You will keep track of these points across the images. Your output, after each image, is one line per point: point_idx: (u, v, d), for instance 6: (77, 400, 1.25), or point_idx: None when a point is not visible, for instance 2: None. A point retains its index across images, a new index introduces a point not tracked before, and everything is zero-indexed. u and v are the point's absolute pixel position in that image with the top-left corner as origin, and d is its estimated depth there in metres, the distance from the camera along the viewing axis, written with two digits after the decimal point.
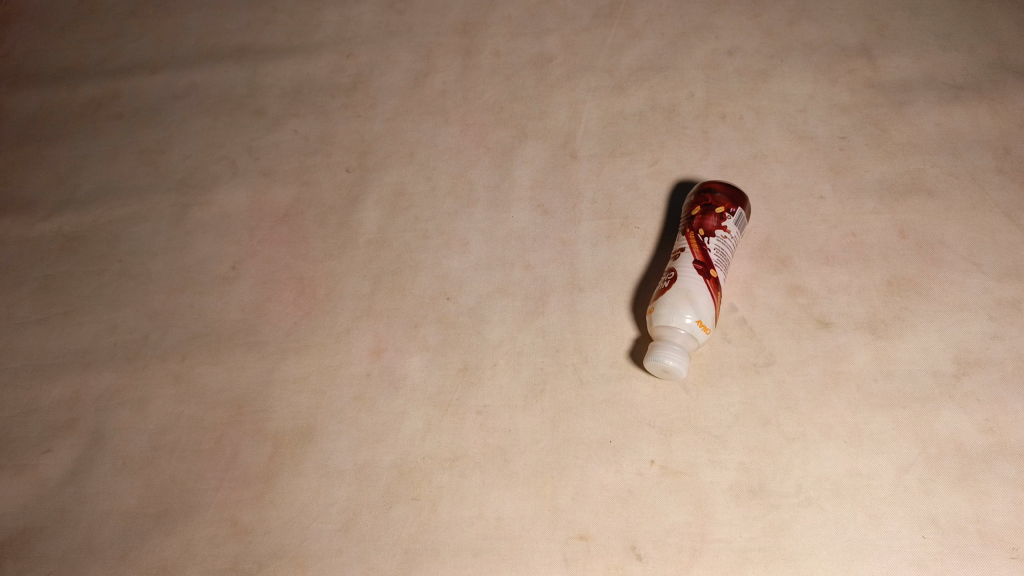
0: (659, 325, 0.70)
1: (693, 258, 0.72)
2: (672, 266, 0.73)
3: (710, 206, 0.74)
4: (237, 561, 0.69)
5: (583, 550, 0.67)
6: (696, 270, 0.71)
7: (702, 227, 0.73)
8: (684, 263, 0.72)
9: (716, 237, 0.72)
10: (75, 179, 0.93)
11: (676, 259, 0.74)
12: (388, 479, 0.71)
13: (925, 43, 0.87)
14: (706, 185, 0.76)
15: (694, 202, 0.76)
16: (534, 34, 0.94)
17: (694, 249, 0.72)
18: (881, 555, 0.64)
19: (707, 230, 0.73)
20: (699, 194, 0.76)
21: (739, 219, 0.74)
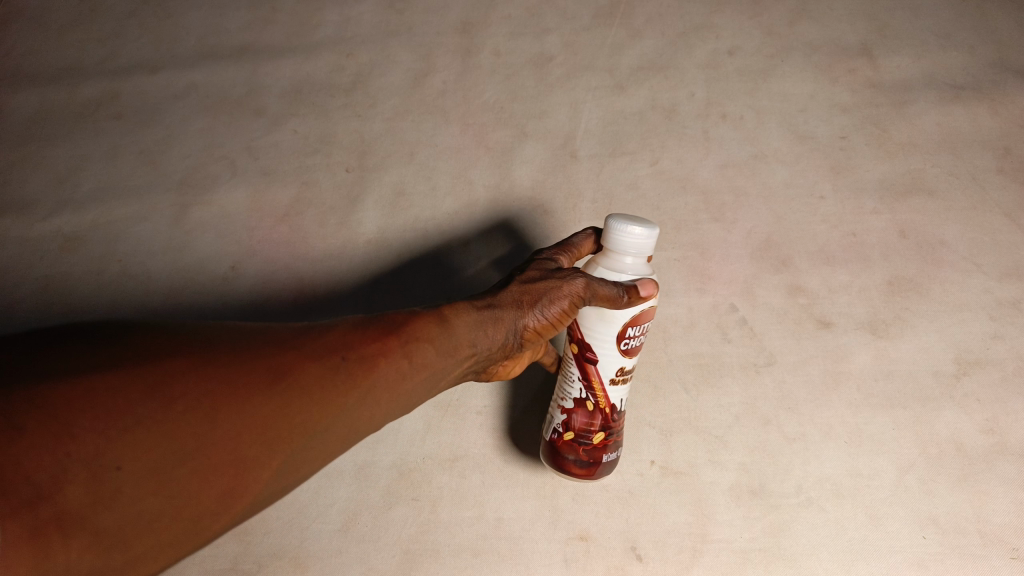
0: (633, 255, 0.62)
1: (616, 369, 0.64)
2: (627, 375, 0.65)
3: (562, 457, 0.67)
4: (237, 560, 0.76)
5: (582, 550, 0.71)
6: (590, 343, 0.64)
7: (561, 433, 0.67)
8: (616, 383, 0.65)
9: (559, 394, 0.68)
10: (75, 179, 0.94)
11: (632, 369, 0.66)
12: (388, 478, 0.75)
13: (936, 38, 0.83)
14: (585, 476, 0.67)
15: (582, 463, 0.66)
16: (534, 33, 0.90)
17: (597, 397, 0.65)
18: (881, 555, 0.68)
19: (567, 423, 0.67)
20: (559, 467, 0.67)
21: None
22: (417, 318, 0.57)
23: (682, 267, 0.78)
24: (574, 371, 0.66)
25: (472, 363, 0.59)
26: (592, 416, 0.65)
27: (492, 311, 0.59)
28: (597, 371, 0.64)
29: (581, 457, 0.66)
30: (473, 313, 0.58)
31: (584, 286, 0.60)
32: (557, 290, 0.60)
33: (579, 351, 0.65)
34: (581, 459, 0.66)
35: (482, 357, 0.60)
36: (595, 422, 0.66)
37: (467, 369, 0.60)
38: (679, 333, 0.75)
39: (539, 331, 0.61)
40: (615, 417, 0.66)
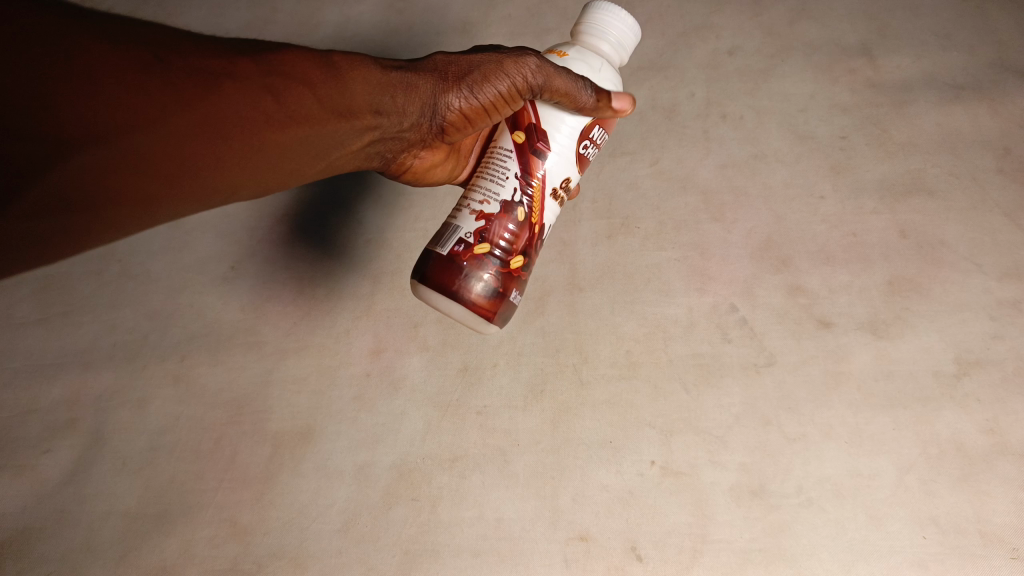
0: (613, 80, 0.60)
1: (563, 179, 0.60)
2: (559, 204, 0.61)
3: (475, 266, 0.57)
4: (237, 561, 0.75)
5: (583, 550, 0.70)
6: (545, 130, 0.59)
7: (470, 249, 0.57)
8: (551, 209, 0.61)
9: (473, 198, 0.59)
10: None
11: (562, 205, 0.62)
12: (388, 478, 0.75)
13: (936, 37, 0.83)
14: (485, 317, 0.57)
15: (489, 290, 0.57)
16: (535, 33, 0.90)
17: (532, 205, 0.59)
18: (881, 556, 0.67)
19: (483, 231, 0.57)
20: (459, 281, 0.56)
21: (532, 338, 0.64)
22: (320, 72, 0.54)
23: (682, 267, 0.78)
24: (496, 209, 0.58)
25: (376, 136, 0.60)
26: (520, 231, 0.58)
27: (407, 82, 0.59)
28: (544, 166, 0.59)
29: (486, 283, 0.57)
30: (382, 77, 0.58)
31: (540, 74, 0.56)
32: (496, 67, 0.59)
33: (527, 137, 0.59)
34: (489, 288, 0.57)
35: (389, 134, 0.61)
36: (519, 243, 0.59)
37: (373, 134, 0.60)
38: (679, 333, 0.76)
39: (466, 119, 0.61)
40: (535, 242, 0.60)
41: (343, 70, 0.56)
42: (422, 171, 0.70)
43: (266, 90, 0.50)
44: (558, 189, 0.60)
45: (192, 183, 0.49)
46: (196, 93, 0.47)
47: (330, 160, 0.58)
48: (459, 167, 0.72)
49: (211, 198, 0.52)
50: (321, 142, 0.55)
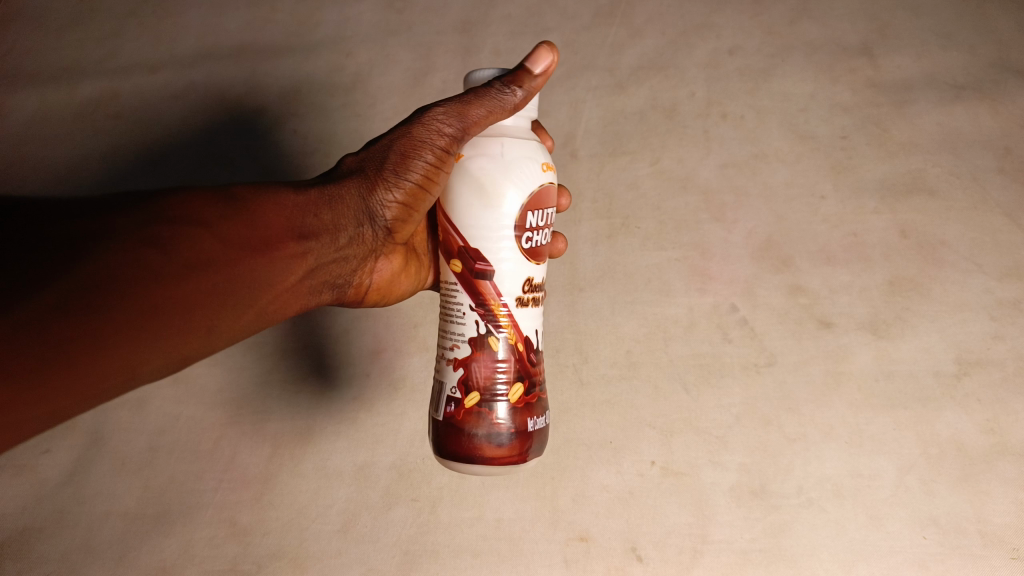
0: (527, 148, 0.53)
1: (522, 284, 0.53)
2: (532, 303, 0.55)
3: (479, 419, 0.52)
4: (238, 560, 0.76)
5: (583, 551, 0.70)
6: (478, 248, 0.52)
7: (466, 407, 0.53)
8: (523, 318, 0.54)
9: (445, 347, 0.55)
10: (77, 181, 0.95)
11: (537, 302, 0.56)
12: (388, 479, 0.75)
13: (936, 37, 0.82)
14: (514, 463, 0.52)
15: (504, 438, 0.52)
16: (534, 33, 0.90)
17: (504, 329, 0.53)
18: (880, 555, 0.67)
19: (467, 381, 0.53)
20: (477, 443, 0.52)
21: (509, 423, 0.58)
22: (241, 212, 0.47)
23: (682, 266, 0.78)
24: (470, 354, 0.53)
25: (315, 266, 0.52)
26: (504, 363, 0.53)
27: (330, 195, 0.53)
28: (494, 286, 0.53)
29: (500, 429, 0.52)
30: (306, 199, 0.51)
31: (452, 110, 0.53)
32: (408, 140, 0.54)
33: (464, 264, 0.53)
34: (506, 435, 0.52)
35: (334, 256, 0.54)
36: (510, 374, 0.53)
37: (311, 263, 0.52)
38: (680, 333, 0.75)
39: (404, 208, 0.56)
40: (529, 360, 0.55)
41: (249, 201, 0.48)
42: (387, 286, 0.63)
43: (150, 244, 0.41)
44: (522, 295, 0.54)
45: (105, 363, 0.39)
46: (61, 269, 0.38)
47: (266, 302, 0.49)
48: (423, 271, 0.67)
49: (106, 393, 0.40)
50: (249, 284, 0.46)
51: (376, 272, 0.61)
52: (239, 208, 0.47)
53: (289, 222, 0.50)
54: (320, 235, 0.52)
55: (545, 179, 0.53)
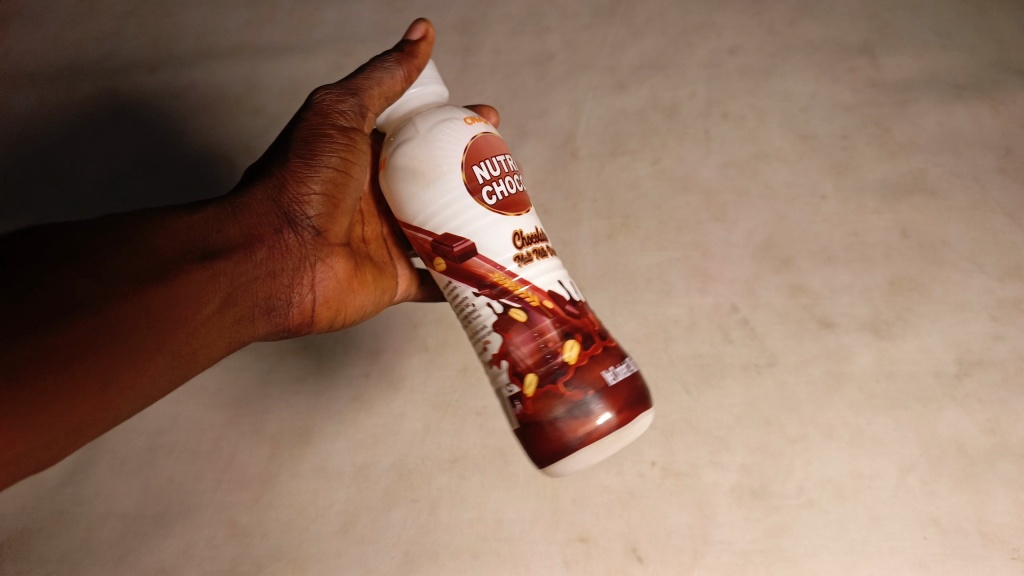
0: (449, 112, 0.54)
1: (512, 239, 0.52)
2: (534, 257, 0.53)
3: (553, 398, 0.50)
4: (237, 560, 0.75)
5: (583, 552, 0.70)
6: (449, 232, 0.52)
7: (533, 393, 0.51)
8: (531, 275, 0.53)
9: (478, 347, 0.54)
10: (74, 180, 0.92)
11: (539, 253, 0.54)
12: (388, 479, 0.75)
13: (935, 38, 0.83)
14: (619, 423, 0.50)
15: (592, 404, 0.50)
16: (534, 32, 0.90)
17: (519, 297, 0.52)
18: (881, 555, 0.67)
19: (517, 368, 0.52)
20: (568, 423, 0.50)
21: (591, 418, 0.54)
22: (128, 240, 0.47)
23: (682, 267, 0.77)
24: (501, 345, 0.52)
25: (239, 278, 0.51)
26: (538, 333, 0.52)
27: (236, 209, 0.53)
28: (484, 260, 0.52)
29: (581, 399, 0.50)
30: (206, 215, 0.51)
31: (343, 96, 0.56)
32: (307, 140, 0.56)
33: (445, 257, 0.52)
34: (590, 401, 0.50)
35: (259, 275, 0.53)
36: (553, 340, 0.52)
37: (230, 283, 0.50)
38: (680, 333, 0.75)
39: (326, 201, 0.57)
40: (566, 314, 0.53)
41: (143, 229, 0.48)
42: (335, 304, 0.62)
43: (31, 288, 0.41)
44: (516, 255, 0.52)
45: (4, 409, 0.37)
46: None
47: (191, 335, 0.47)
48: (373, 284, 0.67)
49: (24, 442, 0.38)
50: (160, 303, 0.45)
51: (319, 287, 0.60)
52: (126, 239, 0.47)
53: (191, 242, 0.49)
54: (234, 252, 0.51)
55: (474, 130, 0.53)
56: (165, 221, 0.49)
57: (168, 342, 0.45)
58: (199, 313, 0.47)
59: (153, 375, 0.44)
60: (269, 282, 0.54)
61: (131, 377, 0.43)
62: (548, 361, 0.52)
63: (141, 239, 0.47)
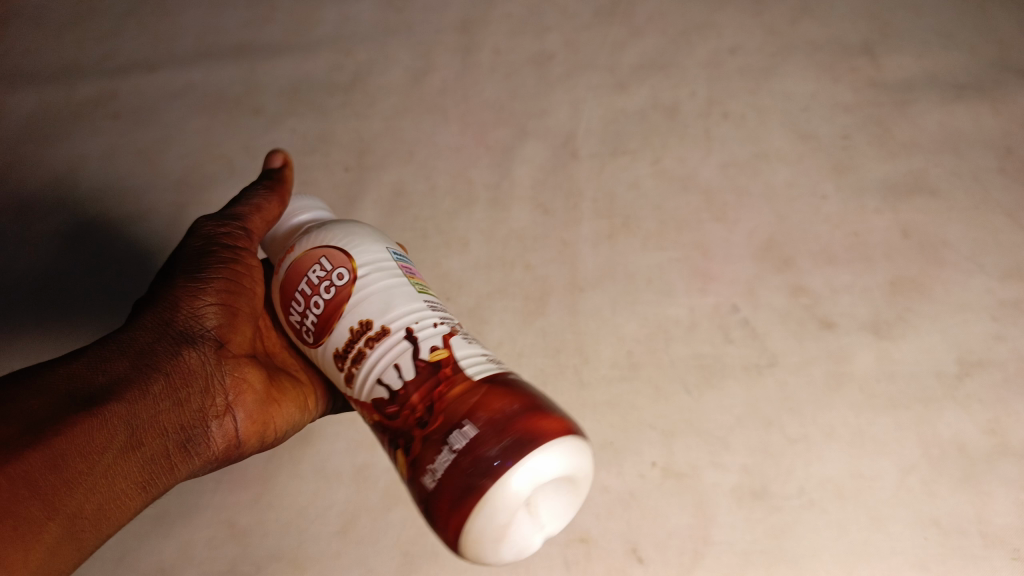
0: (289, 241, 0.56)
1: (333, 360, 0.50)
2: (375, 344, 0.49)
3: (430, 451, 0.44)
4: (235, 562, 0.74)
5: (583, 553, 0.70)
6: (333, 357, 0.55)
7: (409, 458, 0.45)
8: (372, 365, 0.49)
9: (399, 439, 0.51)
10: (74, 179, 0.91)
11: (380, 337, 0.49)
12: (388, 480, 0.75)
13: (933, 38, 0.83)
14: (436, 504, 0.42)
15: (429, 484, 0.43)
16: (534, 33, 0.90)
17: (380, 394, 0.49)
18: (883, 556, 0.66)
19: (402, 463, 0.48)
20: (461, 460, 0.42)
21: (562, 493, 0.47)
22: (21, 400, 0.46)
23: (682, 267, 0.77)
24: (379, 428, 0.49)
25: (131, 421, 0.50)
26: (398, 420, 0.47)
27: (134, 347, 0.53)
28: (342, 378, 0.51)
29: (424, 482, 0.44)
30: (100, 361, 0.51)
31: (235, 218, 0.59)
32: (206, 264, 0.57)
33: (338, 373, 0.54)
34: (424, 479, 0.43)
35: (163, 409, 0.53)
36: (413, 417, 0.46)
37: (125, 431, 0.50)
38: (681, 333, 0.75)
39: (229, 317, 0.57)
40: (425, 391, 0.46)
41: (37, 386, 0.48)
42: (262, 419, 0.59)
43: None
44: (335, 360, 0.50)
45: None
46: None
47: (82, 495, 0.47)
48: (300, 391, 0.63)
49: None
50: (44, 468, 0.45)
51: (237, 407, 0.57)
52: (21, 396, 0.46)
53: (73, 392, 0.49)
54: (125, 388, 0.51)
55: (282, 268, 0.54)
56: (60, 374, 0.49)
57: (53, 507, 0.45)
58: (84, 465, 0.47)
59: (46, 546, 0.45)
60: (172, 412, 0.53)
61: (17, 558, 0.43)
62: (429, 405, 0.46)
63: (12, 402, 0.46)
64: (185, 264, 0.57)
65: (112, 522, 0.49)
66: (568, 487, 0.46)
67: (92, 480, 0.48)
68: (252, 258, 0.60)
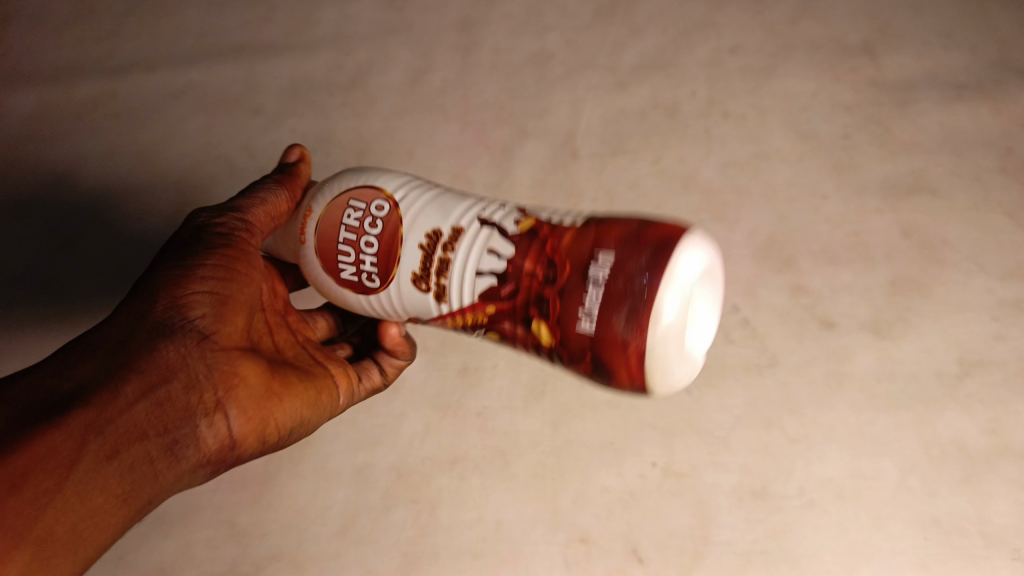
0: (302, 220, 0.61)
1: (415, 285, 0.55)
2: (454, 246, 0.54)
3: (576, 294, 0.50)
4: (237, 561, 0.75)
5: (583, 553, 0.70)
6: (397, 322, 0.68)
7: (553, 318, 0.51)
8: (462, 264, 0.54)
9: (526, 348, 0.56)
10: (74, 179, 0.91)
11: (455, 237, 0.55)
12: (388, 480, 0.75)
13: (935, 37, 0.83)
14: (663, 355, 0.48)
15: (604, 335, 0.48)
16: (534, 32, 0.90)
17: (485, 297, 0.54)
18: (882, 556, 0.66)
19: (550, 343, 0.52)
20: (614, 283, 0.48)
21: (697, 330, 0.50)
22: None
23: None
24: (513, 324, 0.54)
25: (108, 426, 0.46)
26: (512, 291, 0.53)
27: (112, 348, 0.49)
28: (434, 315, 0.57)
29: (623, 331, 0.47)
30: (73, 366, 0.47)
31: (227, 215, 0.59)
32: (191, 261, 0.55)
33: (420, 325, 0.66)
34: (584, 326, 0.49)
35: (150, 410, 0.48)
36: (532, 282, 0.52)
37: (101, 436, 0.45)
38: None
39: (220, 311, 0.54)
40: (536, 256, 0.53)
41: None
42: (259, 416, 0.55)
43: None
44: (416, 281, 0.55)
45: None
46: None
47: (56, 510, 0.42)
48: (302, 389, 0.60)
49: None
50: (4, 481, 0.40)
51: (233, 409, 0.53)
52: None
53: (37, 402, 0.45)
54: (96, 391, 0.46)
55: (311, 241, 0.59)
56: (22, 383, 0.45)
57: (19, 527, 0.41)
58: (56, 466, 0.43)
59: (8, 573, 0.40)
60: (153, 412, 0.48)
61: None
62: (550, 262, 0.52)
63: None
64: (172, 260, 0.55)
65: (88, 542, 0.44)
66: (708, 281, 0.50)
67: (63, 498, 0.43)
68: (250, 251, 0.59)
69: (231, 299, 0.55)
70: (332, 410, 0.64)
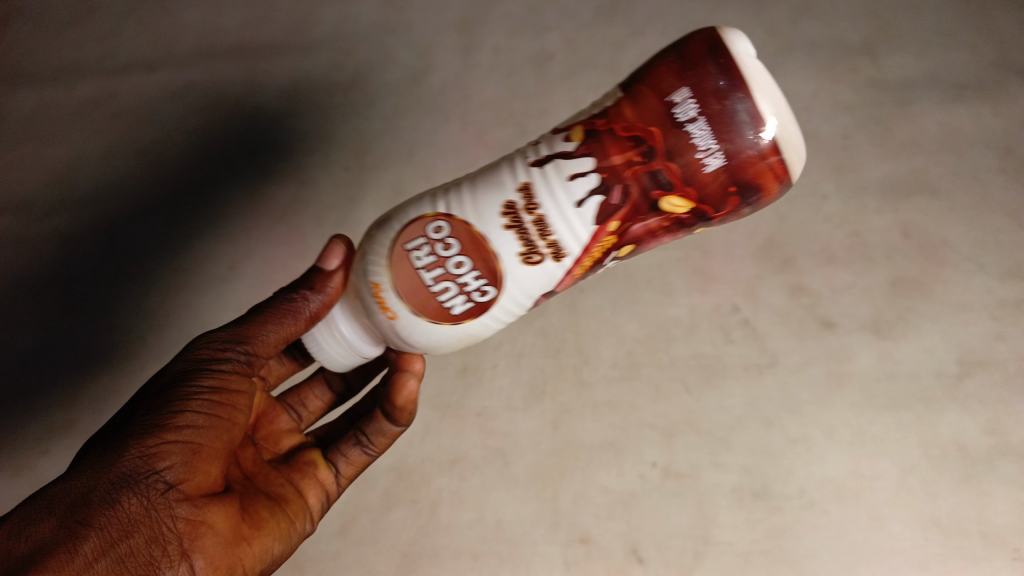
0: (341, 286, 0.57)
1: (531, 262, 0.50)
2: (535, 201, 0.50)
3: (684, 147, 0.47)
4: None
5: (583, 553, 0.70)
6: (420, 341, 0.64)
7: (681, 182, 0.48)
8: (552, 207, 0.49)
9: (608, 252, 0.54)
10: (74, 179, 0.91)
11: (531, 192, 0.50)
12: (388, 480, 0.75)
13: (935, 37, 0.83)
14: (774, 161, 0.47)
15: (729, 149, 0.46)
16: (534, 31, 0.89)
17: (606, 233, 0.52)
18: (882, 556, 0.66)
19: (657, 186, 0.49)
20: (707, 108, 0.46)
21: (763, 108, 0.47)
22: None
23: (683, 267, 0.77)
24: (645, 223, 0.51)
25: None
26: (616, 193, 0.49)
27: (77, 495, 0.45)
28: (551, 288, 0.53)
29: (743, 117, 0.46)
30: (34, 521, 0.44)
31: (237, 335, 0.56)
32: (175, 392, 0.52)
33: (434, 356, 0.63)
34: (714, 155, 0.47)
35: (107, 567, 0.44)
36: (637, 163, 0.49)
37: None
38: (681, 333, 0.75)
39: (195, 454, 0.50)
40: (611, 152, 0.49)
41: None
42: (225, 563, 0.50)
43: None
44: (525, 258, 0.50)
45: None
46: None
47: None
48: (269, 524, 0.56)
49: None
50: None
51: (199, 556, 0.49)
52: None
53: None
54: (53, 554, 0.42)
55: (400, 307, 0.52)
56: None
57: None
58: None
59: None
60: (115, 570, 0.44)
61: None
62: (635, 138, 0.49)
63: None
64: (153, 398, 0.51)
65: None
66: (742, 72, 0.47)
67: None
68: (243, 386, 0.56)
69: (206, 446, 0.51)
70: (305, 533, 0.61)
